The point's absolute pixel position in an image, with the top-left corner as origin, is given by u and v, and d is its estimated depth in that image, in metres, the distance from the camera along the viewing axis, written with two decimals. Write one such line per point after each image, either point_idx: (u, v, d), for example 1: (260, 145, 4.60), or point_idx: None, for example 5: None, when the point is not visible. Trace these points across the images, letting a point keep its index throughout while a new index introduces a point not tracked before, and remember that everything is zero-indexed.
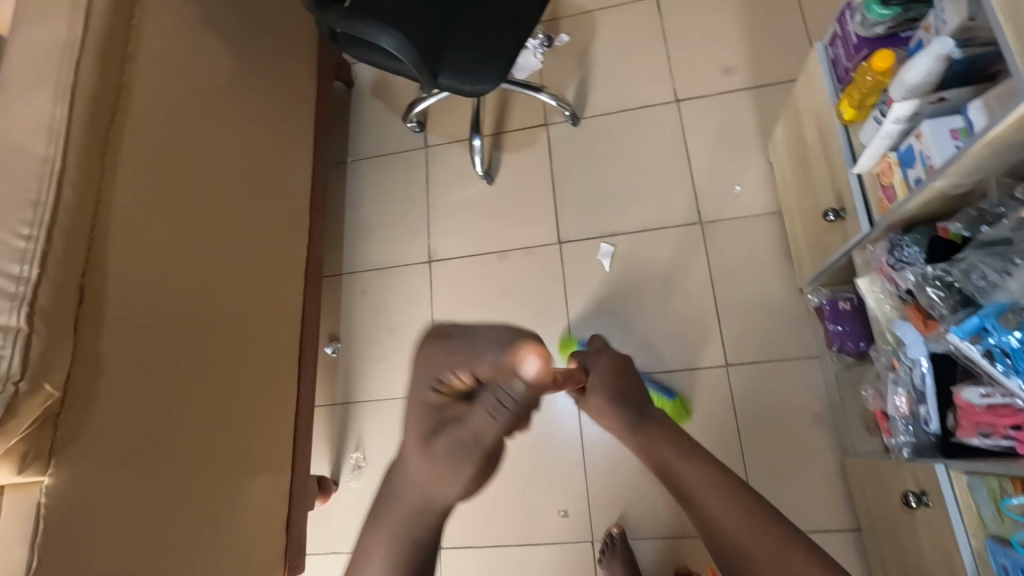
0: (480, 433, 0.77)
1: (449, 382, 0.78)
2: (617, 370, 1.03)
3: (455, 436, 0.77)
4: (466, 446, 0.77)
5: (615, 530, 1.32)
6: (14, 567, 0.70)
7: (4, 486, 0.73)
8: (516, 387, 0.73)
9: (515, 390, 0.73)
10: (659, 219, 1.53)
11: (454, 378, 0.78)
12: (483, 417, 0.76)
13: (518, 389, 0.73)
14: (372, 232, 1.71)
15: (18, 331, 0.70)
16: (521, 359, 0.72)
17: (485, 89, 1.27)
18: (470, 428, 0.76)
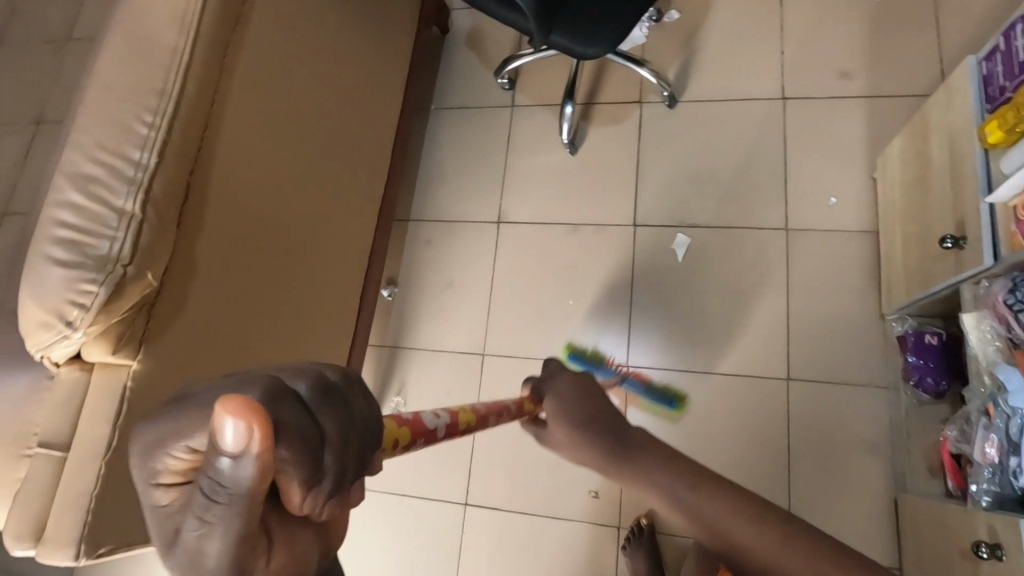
0: (209, 557, 0.33)
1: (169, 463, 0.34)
2: (581, 389, 0.73)
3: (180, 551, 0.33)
4: (191, 574, 0.33)
5: (644, 521, 1.31)
6: (97, 441, 0.72)
7: (95, 364, 0.75)
8: (220, 481, 0.30)
9: (230, 476, 0.30)
10: (742, 218, 1.47)
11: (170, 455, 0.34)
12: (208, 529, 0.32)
13: (234, 467, 0.29)
14: (444, 184, 1.69)
15: (131, 217, 0.70)
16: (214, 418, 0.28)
17: (597, 53, 1.24)
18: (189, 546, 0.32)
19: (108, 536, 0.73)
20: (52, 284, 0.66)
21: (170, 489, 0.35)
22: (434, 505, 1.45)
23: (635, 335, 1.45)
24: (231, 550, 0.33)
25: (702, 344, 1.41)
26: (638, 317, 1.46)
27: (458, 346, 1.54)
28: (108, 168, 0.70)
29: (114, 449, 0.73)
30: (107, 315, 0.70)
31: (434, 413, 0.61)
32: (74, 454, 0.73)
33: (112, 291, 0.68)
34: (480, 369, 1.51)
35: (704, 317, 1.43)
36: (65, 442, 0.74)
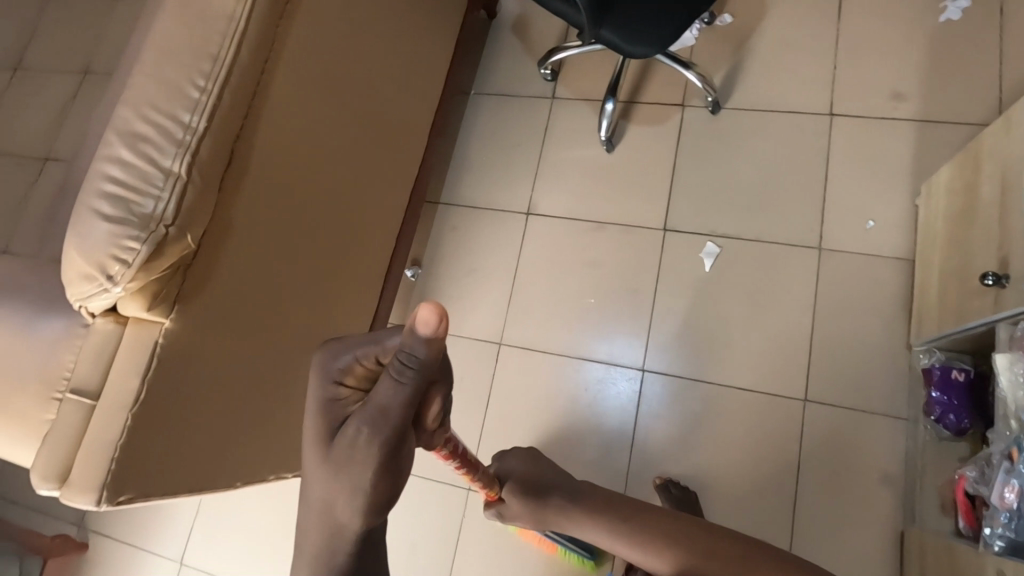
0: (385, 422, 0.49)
1: (350, 371, 0.54)
2: (529, 460, 0.94)
3: (357, 422, 0.50)
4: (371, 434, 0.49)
5: None
6: (125, 394, 0.75)
7: (129, 318, 0.77)
8: (415, 355, 0.47)
9: (416, 356, 0.47)
10: (775, 233, 1.45)
11: (356, 365, 0.54)
12: (384, 402, 0.49)
13: (417, 353, 0.47)
14: (476, 171, 1.69)
15: (176, 178, 0.71)
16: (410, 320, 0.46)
17: (643, 53, 1.23)
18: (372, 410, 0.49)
19: (128, 485, 0.76)
20: (96, 238, 0.68)
21: (343, 395, 0.54)
22: (438, 487, 1.47)
23: (653, 340, 1.45)
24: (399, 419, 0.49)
25: (720, 355, 1.40)
26: (657, 322, 1.45)
27: (475, 332, 1.55)
28: (158, 128, 0.71)
29: (140, 402, 0.75)
30: (146, 273, 0.71)
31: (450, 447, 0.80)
32: (103, 403, 0.75)
33: (153, 251, 0.70)
34: (494, 358, 1.52)
35: (725, 328, 1.41)
36: (95, 391, 0.77)
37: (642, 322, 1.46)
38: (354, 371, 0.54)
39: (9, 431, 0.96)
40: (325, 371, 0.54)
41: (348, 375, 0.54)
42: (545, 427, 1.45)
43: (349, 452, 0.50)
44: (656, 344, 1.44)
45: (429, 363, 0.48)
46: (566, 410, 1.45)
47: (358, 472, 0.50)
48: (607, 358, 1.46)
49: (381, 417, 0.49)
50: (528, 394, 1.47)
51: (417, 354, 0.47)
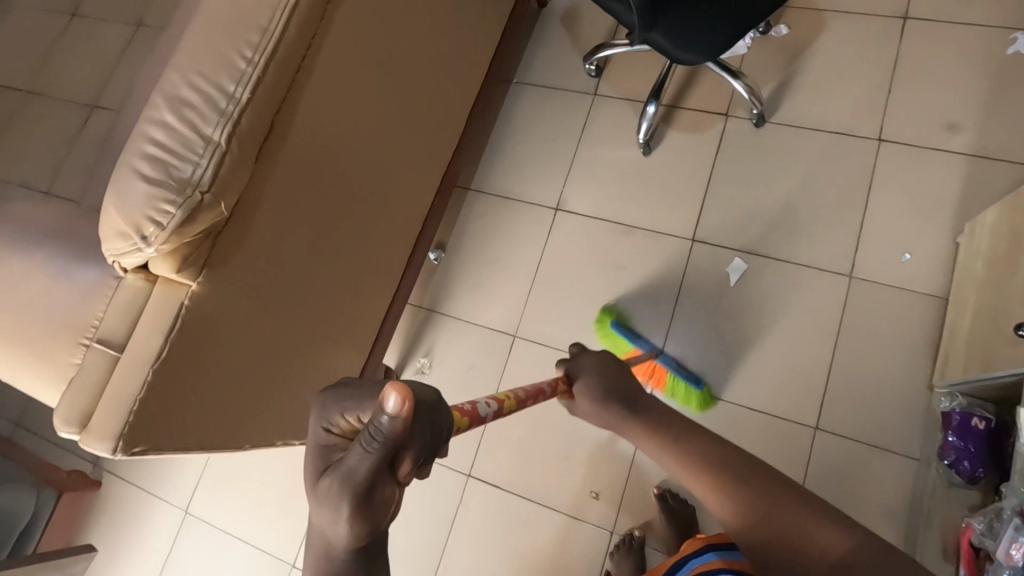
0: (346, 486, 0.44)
1: (335, 425, 0.51)
2: (600, 365, 0.91)
3: (322, 483, 0.46)
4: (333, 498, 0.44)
5: (638, 533, 1.31)
6: (149, 350, 0.77)
7: (159, 277, 0.79)
8: (383, 424, 0.44)
9: (384, 426, 0.44)
10: (806, 256, 1.42)
11: (341, 418, 0.51)
12: (351, 464, 0.45)
13: (386, 425, 0.44)
14: (510, 161, 1.68)
15: (216, 147, 0.72)
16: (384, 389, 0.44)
17: (694, 59, 1.19)
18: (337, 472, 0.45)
19: (143, 439, 0.78)
20: (134, 199, 0.69)
21: (331, 442, 0.51)
22: (439, 469, 1.49)
23: (668, 350, 1.43)
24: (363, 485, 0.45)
25: (735, 373, 1.39)
26: (675, 332, 1.44)
27: (491, 322, 1.56)
28: (203, 95, 0.72)
29: (162, 360, 0.77)
30: (179, 237, 0.73)
31: (486, 401, 0.77)
32: (127, 357, 0.78)
33: (187, 216, 0.71)
34: (508, 350, 1.52)
35: (742, 347, 1.40)
36: (121, 344, 0.79)
37: (658, 330, 1.45)
38: (342, 421, 0.51)
39: (38, 373, 1.00)
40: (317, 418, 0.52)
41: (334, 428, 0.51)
42: (550, 422, 1.45)
43: (316, 506, 0.46)
44: (670, 354, 1.43)
45: (399, 433, 0.44)
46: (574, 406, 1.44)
47: (327, 529, 0.45)
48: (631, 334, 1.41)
49: (346, 477, 0.45)
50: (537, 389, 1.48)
51: (384, 421, 0.44)
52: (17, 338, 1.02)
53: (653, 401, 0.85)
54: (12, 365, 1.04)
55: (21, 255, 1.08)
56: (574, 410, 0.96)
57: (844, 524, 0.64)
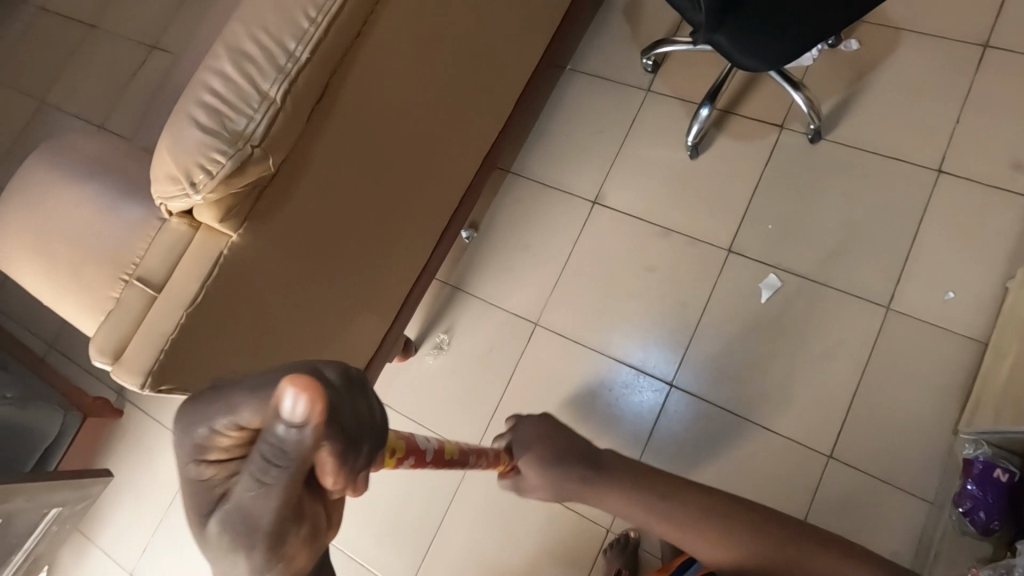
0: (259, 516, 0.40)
1: (208, 445, 0.43)
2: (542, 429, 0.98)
3: (221, 516, 0.40)
4: (242, 532, 0.40)
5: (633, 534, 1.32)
6: (184, 294, 0.79)
7: (202, 225, 0.81)
8: (288, 434, 0.36)
9: (287, 441, 0.37)
10: (844, 281, 1.38)
11: (218, 432, 0.42)
12: (249, 495, 0.39)
13: (294, 433, 0.36)
14: (553, 147, 1.67)
15: (271, 103, 0.73)
16: (278, 393, 0.36)
17: (758, 66, 1.19)
18: (237, 505, 0.40)
19: (170, 377, 0.81)
20: (187, 145, 0.70)
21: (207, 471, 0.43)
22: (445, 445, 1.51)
23: (688, 359, 1.42)
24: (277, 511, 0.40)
25: (752, 390, 1.37)
26: (698, 342, 1.43)
27: (514, 307, 1.56)
28: (264, 51, 0.73)
29: (196, 305, 0.79)
30: (226, 187, 0.74)
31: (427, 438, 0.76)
32: (163, 298, 0.79)
33: (237, 167, 0.72)
34: (527, 337, 1.53)
35: (764, 365, 1.38)
36: (158, 284, 0.80)
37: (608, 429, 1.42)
38: (219, 437, 0.42)
39: (78, 299, 1.04)
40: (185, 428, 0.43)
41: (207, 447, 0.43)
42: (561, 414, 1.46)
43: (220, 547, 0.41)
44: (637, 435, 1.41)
45: (310, 442, 0.37)
46: (588, 402, 1.45)
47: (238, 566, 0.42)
48: (638, 364, 1.45)
49: (250, 509, 0.40)
50: (551, 379, 1.48)
51: (287, 432, 0.36)
52: (62, 265, 1.06)
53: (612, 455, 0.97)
54: (53, 290, 1.08)
55: (76, 187, 1.12)
56: (522, 484, 0.99)
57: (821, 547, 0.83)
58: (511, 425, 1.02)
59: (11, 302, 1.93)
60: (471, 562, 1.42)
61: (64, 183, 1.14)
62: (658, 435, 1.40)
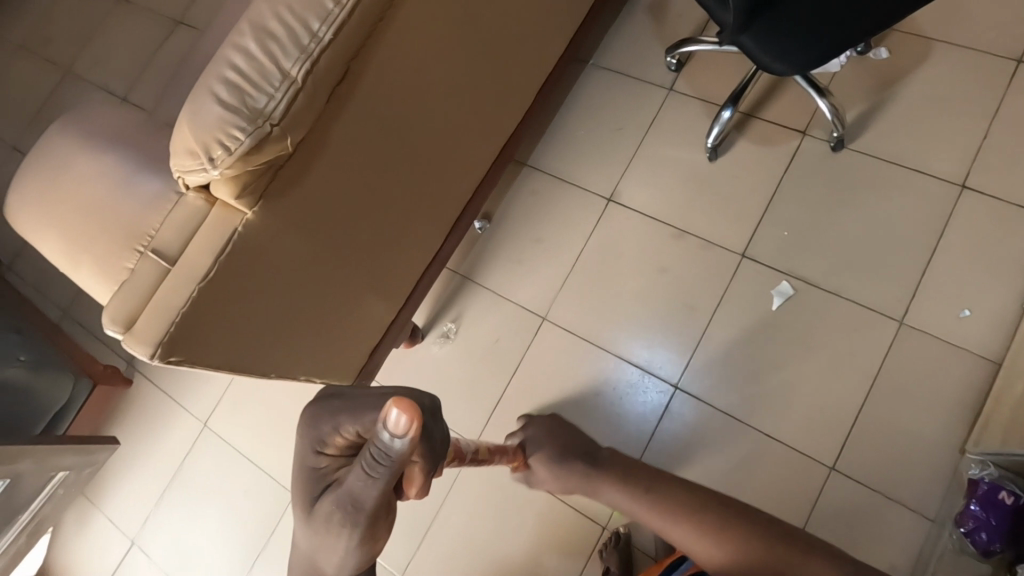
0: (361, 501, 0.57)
1: (330, 442, 0.63)
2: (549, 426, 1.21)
3: (331, 501, 0.57)
4: (348, 515, 0.56)
5: (624, 530, 1.32)
6: (197, 268, 0.79)
7: (218, 200, 0.81)
8: (388, 442, 0.55)
9: (388, 449, 0.55)
10: (857, 292, 1.36)
11: (336, 433, 0.63)
12: (356, 487, 0.57)
13: (393, 445, 0.55)
14: (570, 142, 1.66)
15: (291, 83, 0.73)
16: (385, 411, 0.55)
17: (782, 70, 1.17)
18: (346, 489, 0.57)
19: (180, 349, 0.81)
20: (207, 120, 0.71)
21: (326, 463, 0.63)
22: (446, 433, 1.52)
23: (694, 363, 1.42)
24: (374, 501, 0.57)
25: (757, 397, 1.36)
26: (705, 345, 1.42)
27: (523, 300, 1.56)
28: (288, 30, 0.72)
29: (209, 279, 0.80)
30: (243, 164, 0.74)
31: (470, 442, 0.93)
32: (175, 270, 0.80)
33: (254, 145, 0.72)
34: (534, 331, 1.52)
35: (770, 372, 1.37)
36: (172, 257, 0.81)
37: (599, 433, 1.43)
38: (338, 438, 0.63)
39: (92, 268, 1.05)
40: (307, 426, 0.65)
41: (328, 445, 0.64)
42: (563, 409, 1.46)
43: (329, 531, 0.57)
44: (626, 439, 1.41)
45: (403, 451, 0.55)
46: (591, 398, 1.45)
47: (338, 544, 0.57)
48: (644, 365, 1.44)
49: (353, 499, 0.57)
50: (556, 375, 1.48)
51: (389, 441, 0.55)
52: (78, 235, 1.07)
53: (608, 454, 1.09)
54: (69, 259, 1.09)
55: (95, 158, 1.13)
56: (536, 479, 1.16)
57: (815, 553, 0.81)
58: (523, 424, 1.25)
59: (28, 269, 1.96)
60: (467, 550, 1.43)
61: (84, 154, 1.15)
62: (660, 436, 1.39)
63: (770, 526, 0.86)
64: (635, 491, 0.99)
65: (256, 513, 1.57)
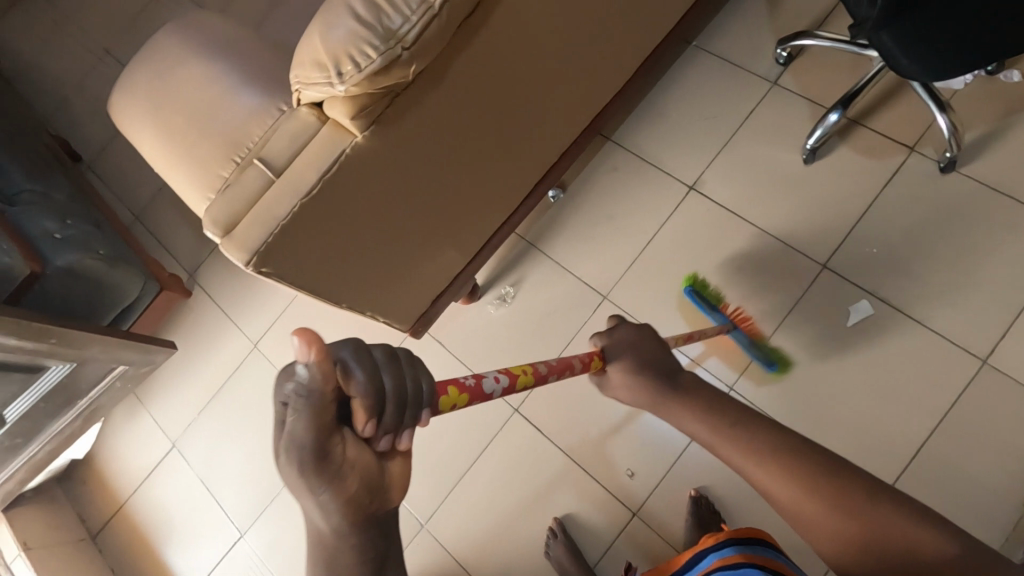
0: (294, 441, 0.47)
1: None
2: (636, 340, 0.89)
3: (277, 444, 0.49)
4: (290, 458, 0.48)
5: (556, 523, 1.36)
6: (302, 183, 0.80)
7: (331, 119, 0.81)
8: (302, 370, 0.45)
9: (304, 379, 0.46)
10: (942, 324, 1.30)
11: None
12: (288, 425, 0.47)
13: (306, 372, 0.45)
14: (660, 124, 1.61)
15: (428, 8, 0.71)
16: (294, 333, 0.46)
17: (912, 73, 1.11)
18: (285, 429, 0.48)
19: (272, 262, 0.82)
20: (341, 33, 0.69)
21: None
22: None
23: (753, 368, 1.38)
24: (310, 440, 0.47)
25: (814, 413, 1.32)
26: (767, 352, 1.38)
27: (586, 275, 1.53)
28: None
29: (311, 196, 0.80)
30: (368, 85, 0.72)
31: (495, 376, 0.73)
32: (280, 182, 0.80)
33: (383, 66, 0.70)
34: (593, 308, 1.50)
35: (833, 390, 1.32)
36: (277, 169, 0.81)
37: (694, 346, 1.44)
38: None
39: (186, 172, 1.06)
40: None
41: None
42: None
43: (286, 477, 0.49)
44: (734, 351, 1.40)
45: (320, 379, 0.45)
46: None
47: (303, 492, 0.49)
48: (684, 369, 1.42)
49: (292, 438, 0.47)
50: None
51: (301, 371, 0.46)
52: (181, 139, 1.09)
53: (692, 379, 0.83)
54: (167, 160, 1.10)
55: (201, 65, 1.14)
56: (606, 388, 0.92)
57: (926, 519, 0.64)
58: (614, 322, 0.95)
59: (109, 171, 2.03)
60: (492, 511, 1.44)
61: (192, 59, 1.16)
62: None
63: (871, 484, 0.67)
64: (719, 421, 0.76)
65: None
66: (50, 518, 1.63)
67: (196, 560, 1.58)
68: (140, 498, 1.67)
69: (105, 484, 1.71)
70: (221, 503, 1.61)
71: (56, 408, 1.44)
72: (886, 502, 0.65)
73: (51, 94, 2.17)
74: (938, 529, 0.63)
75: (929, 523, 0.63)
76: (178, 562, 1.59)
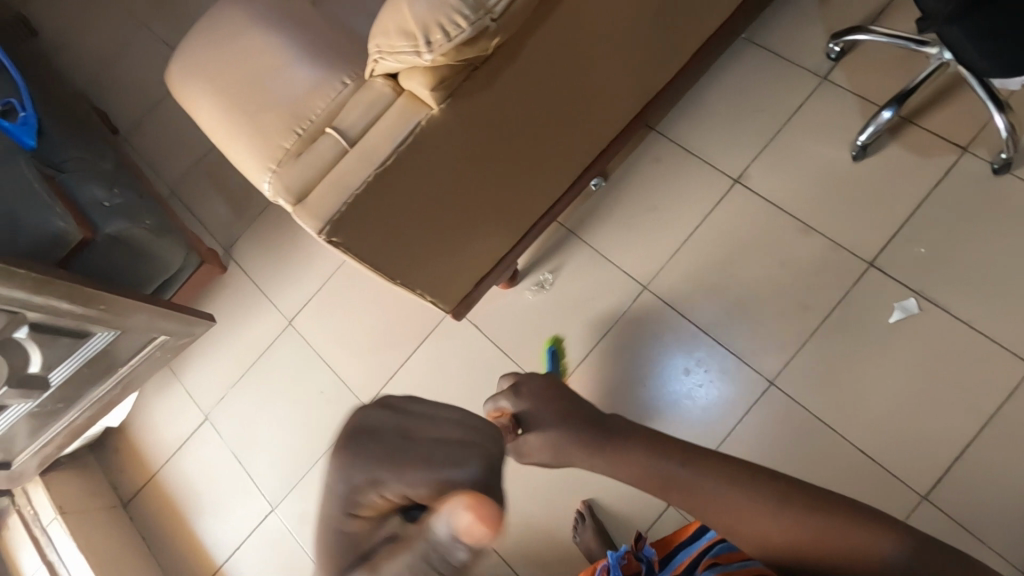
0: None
1: (371, 503, 0.48)
2: (548, 393, 0.97)
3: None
4: None
5: (583, 506, 1.37)
6: (377, 153, 0.80)
7: (407, 91, 0.80)
8: (457, 550, 0.43)
9: (453, 554, 0.43)
10: (991, 326, 1.28)
11: (376, 493, 0.49)
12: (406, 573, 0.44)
13: (455, 547, 0.43)
14: (706, 115, 1.59)
15: None
16: (458, 505, 0.43)
17: (981, 69, 1.07)
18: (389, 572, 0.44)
19: (343, 232, 0.83)
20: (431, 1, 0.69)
21: (356, 527, 0.48)
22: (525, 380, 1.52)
23: (794, 363, 1.37)
24: None
25: (855, 410, 1.31)
26: (809, 347, 1.37)
27: (626, 265, 1.53)
28: None
29: (385, 167, 0.80)
30: (453, 56, 0.72)
31: None
32: (355, 152, 0.80)
33: (471, 37, 0.70)
34: (633, 298, 1.51)
35: (876, 388, 1.31)
36: (352, 139, 0.82)
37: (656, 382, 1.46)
38: (375, 499, 0.49)
39: (247, 145, 1.07)
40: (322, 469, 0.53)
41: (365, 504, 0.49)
42: (647, 377, 1.46)
43: None
44: (775, 345, 1.39)
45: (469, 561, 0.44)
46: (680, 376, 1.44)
47: None
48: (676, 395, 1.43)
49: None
50: (647, 347, 1.48)
51: (454, 547, 0.43)
52: (244, 109, 1.09)
53: (623, 420, 0.88)
54: (228, 130, 1.11)
55: (264, 36, 1.14)
56: (523, 456, 0.93)
57: (873, 522, 0.65)
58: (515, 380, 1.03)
59: (146, 144, 2.03)
60: (524, 495, 1.44)
61: (254, 30, 1.16)
62: (745, 424, 1.37)
63: (817, 497, 0.69)
64: (655, 458, 0.78)
65: (328, 415, 1.62)
66: (84, 484, 1.65)
67: (227, 531, 1.59)
68: (171, 468, 1.69)
69: (138, 453, 1.73)
70: (253, 477, 1.62)
71: (96, 374, 1.45)
72: (834, 511, 0.67)
73: (89, 65, 2.18)
74: (882, 529, 0.65)
75: (872, 524, 0.65)
76: (209, 532, 1.61)
